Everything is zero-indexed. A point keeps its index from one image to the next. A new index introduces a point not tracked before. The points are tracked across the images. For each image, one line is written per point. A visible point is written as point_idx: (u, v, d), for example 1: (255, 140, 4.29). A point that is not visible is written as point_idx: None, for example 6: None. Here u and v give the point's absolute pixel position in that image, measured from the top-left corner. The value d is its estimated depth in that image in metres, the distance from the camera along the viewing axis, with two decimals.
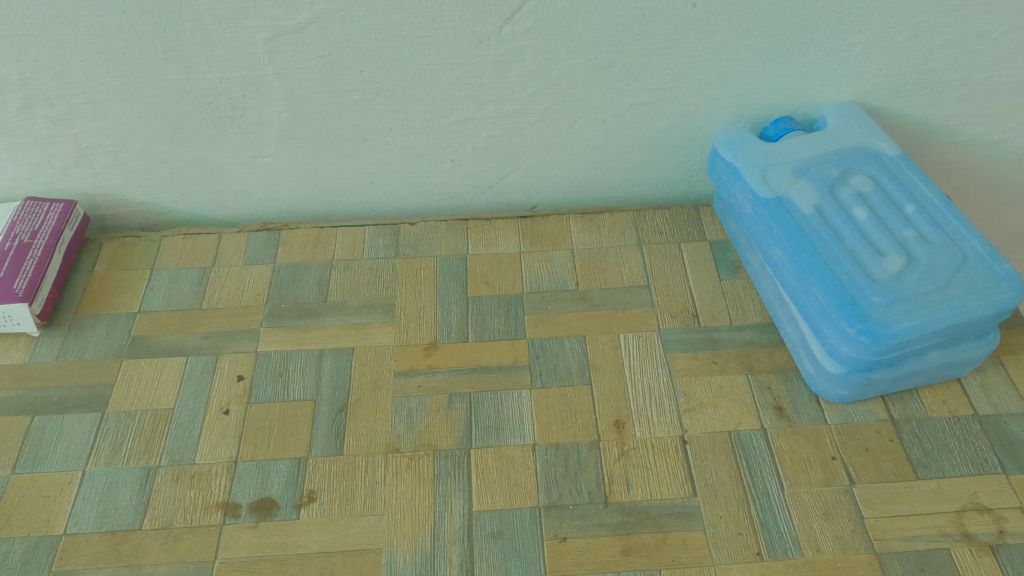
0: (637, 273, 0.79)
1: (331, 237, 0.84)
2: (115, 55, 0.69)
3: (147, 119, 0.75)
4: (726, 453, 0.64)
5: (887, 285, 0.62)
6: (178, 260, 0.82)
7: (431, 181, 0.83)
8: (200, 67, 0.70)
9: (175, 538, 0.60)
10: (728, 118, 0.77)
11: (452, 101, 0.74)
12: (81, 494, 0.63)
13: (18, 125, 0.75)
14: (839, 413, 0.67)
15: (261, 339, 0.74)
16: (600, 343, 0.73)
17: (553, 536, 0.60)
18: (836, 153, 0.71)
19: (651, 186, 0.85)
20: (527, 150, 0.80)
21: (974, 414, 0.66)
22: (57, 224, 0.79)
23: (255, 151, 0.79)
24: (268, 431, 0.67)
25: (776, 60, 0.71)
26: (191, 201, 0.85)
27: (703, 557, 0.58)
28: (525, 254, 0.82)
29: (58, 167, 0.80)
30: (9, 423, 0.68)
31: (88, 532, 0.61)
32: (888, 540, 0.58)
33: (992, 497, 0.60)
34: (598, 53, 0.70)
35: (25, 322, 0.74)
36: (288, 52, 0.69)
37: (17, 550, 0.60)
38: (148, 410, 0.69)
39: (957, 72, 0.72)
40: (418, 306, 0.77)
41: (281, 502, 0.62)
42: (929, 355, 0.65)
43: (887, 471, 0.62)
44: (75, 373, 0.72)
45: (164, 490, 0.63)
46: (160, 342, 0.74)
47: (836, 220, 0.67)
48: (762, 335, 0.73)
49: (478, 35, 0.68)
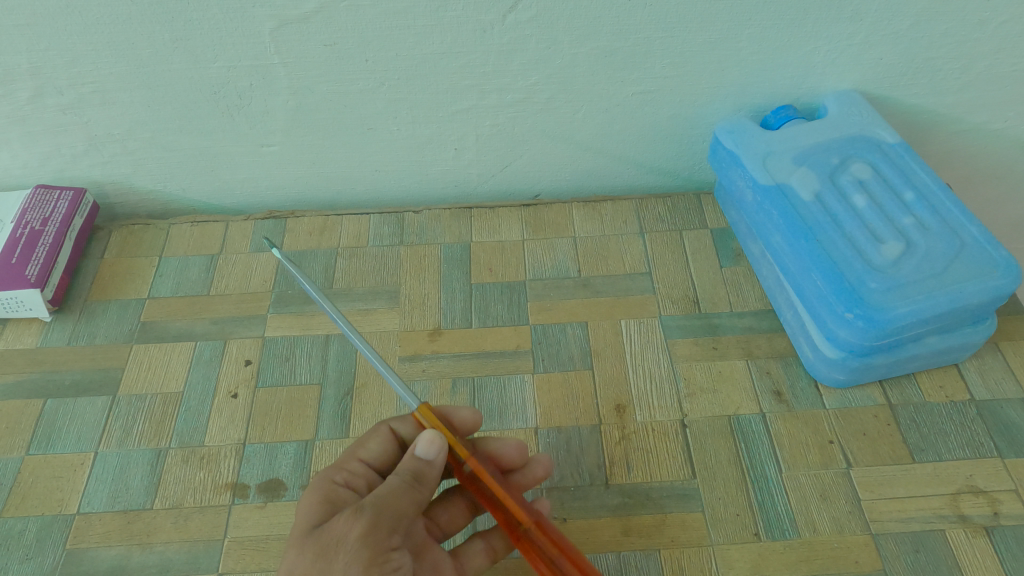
0: (638, 260, 0.80)
1: (337, 225, 0.85)
2: (123, 45, 0.70)
3: (155, 107, 0.76)
4: (726, 437, 0.65)
5: (886, 271, 0.63)
6: (186, 247, 0.84)
7: (436, 170, 0.84)
8: (207, 56, 0.71)
9: (186, 517, 0.62)
10: (729, 107, 0.77)
11: (456, 89, 0.74)
12: (94, 474, 0.65)
13: (29, 114, 0.76)
14: (838, 398, 0.68)
15: (269, 325, 0.76)
16: (601, 329, 0.74)
17: (555, 518, 0.61)
18: (837, 142, 0.72)
19: (652, 175, 0.86)
20: (530, 139, 0.80)
21: (971, 399, 0.67)
22: (67, 212, 0.81)
23: (262, 140, 0.80)
24: (276, 414, 0.68)
25: (777, 49, 0.71)
26: (198, 188, 0.86)
27: (703, 537, 0.59)
28: (528, 241, 0.82)
29: (69, 156, 0.81)
30: (22, 406, 0.69)
31: (100, 511, 0.62)
32: (885, 522, 0.59)
33: (988, 480, 0.61)
34: (601, 42, 0.70)
35: (37, 308, 0.75)
36: (294, 42, 0.70)
37: (32, 528, 0.61)
38: (158, 393, 0.70)
39: (958, 60, 0.72)
40: (422, 292, 0.78)
41: (288, 483, 0.63)
42: (927, 340, 0.65)
43: (884, 454, 0.63)
44: (86, 357, 0.73)
45: (175, 470, 0.65)
46: (169, 327, 0.76)
47: (835, 207, 0.67)
48: (762, 322, 0.74)
49: (482, 24, 0.68)
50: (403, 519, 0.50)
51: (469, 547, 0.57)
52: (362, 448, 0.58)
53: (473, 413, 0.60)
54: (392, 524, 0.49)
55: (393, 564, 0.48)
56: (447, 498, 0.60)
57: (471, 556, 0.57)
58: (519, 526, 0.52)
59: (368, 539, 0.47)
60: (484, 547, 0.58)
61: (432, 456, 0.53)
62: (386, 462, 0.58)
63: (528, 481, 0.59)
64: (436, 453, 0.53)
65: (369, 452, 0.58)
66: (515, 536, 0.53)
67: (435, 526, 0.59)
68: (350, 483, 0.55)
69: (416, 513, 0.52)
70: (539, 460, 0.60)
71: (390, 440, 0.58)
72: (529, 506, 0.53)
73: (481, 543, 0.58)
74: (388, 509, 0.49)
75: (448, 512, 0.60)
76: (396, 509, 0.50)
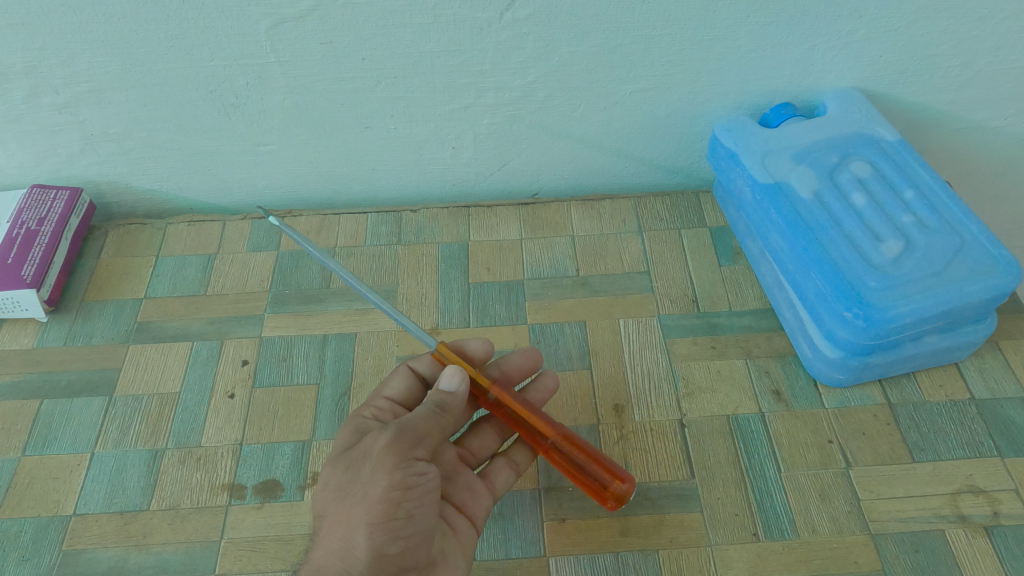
0: (637, 259, 0.80)
1: (334, 224, 0.85)
2: (118, 44, 0.69)
3: (151, 105, 0.75)
4: (724, 436, 0.65)
5: (885, 269, 0.62)
6: (183, 247, 0.83)
7: (433, 169, 0.84)
8: (203, 54, 0.70)
9: (182, 519, 0.61)
10: (728, 105, 0.77)
11: (454, 88, 0.74)
12: (90, 475, 0.64)
13: (24, 113, 0.76)
14: (837, 397, 0.67)
15: (266, 325, 0.75)
16: (600, 328, 0.74)
17: (553, 518, 0.61)
18: (836, 140, 0.71)
19: (651, 173, 0.86)
20: (528, 137, 0.80)
21: (970, 398, 0.66)
22: (63, 212, 0.80)
23: (259, 139, 0.79)
24: (273, 415, 0.68)
25: (776, 46, 0.71)
26: (196, 188, 0.86)
27: (701, 537, 0.59)
28: (526, 240, 0.82)
29: (65, 155, 0.81)
30: (18, 406, 0.69)
31: (97, 513, 0.62)
32: (884, 522, 0.59)
33: (987, 480, 0.61)
34: (599, 39, 0.70)
35: (33, 308, 0.75)
36: (291, 40, 0.69)
37: (28, 530, 0.61)
38: (155, 394, 0.70)
39: (958, 57, 0.72)
40: (420, 292, 0.78)
41: (285, 483, 0.63)
42: (926, 339, 0.65)
43: (883, 453, 0.63)
44: (82, 358, 0.73)
45: (171, 471, 0.64)
46: (165, 327, 0.75)
47: (835, 205, 0.67)
48: (761, 321, 0.74)
49: (479, 22, 0.68)
50: (427, 439, 0.57)
51: (495, 465, 0.62)
52: (387, 386, 0.65)
53: (483, 342, 0.67)
54: (416, 440, 0.56)
55: (416, 470, 0.54)
56: (476, 428, 0.66)
57: (498, 472, 0.62)
58: (544, 437, 0.59)
59: (391, 448, 0.54)
60: (508, 463, 0.63)
61: (455, 387, 0.60)
62: (409, 396, 0.65)
63: (542, 393, 0.65)
64: (458, 385, 0.60)
65: (393, 388, 0.65)
66: (544, 449, 0.59)
67: (469, 453, 0.65)
68: (381, 415, 0.62)
69: (440, 437, 0.58)
70: (548, 374, 0.66)
71: (411, 377, 0.65)
72: (553, 420, 0.59)
73: (504, 459, 0.63)
74: (410, 428, 0.56)
75: (478, 439, 0.65)
76: (418, 430, 0.56)
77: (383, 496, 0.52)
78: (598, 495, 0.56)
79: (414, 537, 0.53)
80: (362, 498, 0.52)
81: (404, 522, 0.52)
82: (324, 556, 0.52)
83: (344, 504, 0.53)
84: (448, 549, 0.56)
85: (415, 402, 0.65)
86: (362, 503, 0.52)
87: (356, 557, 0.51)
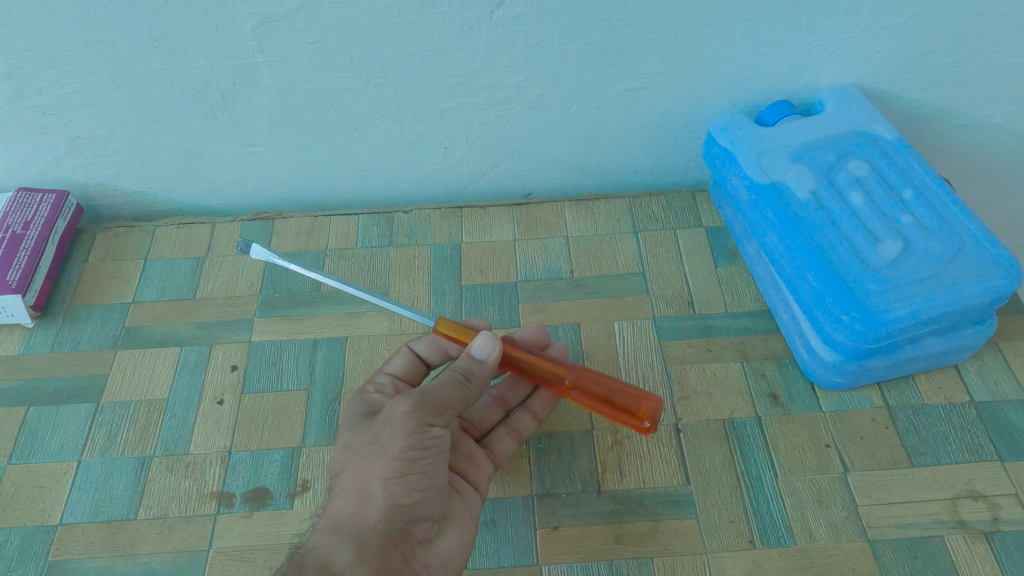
0: (632, 260, 0.78)
1: (325, 226, 0.84)
2: (101, 43, 0.68)
3: (138, 108, 0.74)
4: (721, 440, 0.64)
5: (884, 272, 0.61)
6: (172, 250, 0.82)
7: (426, 169, 0.83)
8: (188, 54, 0.69)
9: (170, 528, 0.60)
10: (723, 103, 0.76)
11: (445, 86, 0.73)
12: (77, 484, 0.63)
13: (8, 116, 0.74)
14: (834, 401, 0.66)
15: (256, 329, 0.74)
16: (594, 330, 0.73)
17: (546, 525, 0.60)
18: (833, 139, 0.70)
19: (646, 173, 0.84)
20: (522, 138, 0.79)
21: (970, 400, 0.65)
22: (49, 215, 0.79)
23: (248, 139, 0.78)
24: (262, 421, 0.67)
25: (772, 43, 0.69)
26: (184, 190, 0.85)
27: (697, 544, 0.58)
28: (520, 241, 0.81)
29: (51, 158, 0.80)
30: (4, 414, 0.68)
31: (83, 522, 0.61)
32: (882, 527, 0.58)
33: (987, 484, 0.60)
34: (592, 37, 0.68)
35: (19, 313, 0.74)
36: (277, 39, 0.68)
37: (13, 540, 0.60)
38: (142, 401, 0.69)
39: (958, 53, 0.70)
40: (411, 294, 0.77)
41: (275, 491, 0.62)
42: (926, 342, 0.64)
43: (881, 458, 0.62)
44: (69, 364, 0.72)
45: (159, 479, 0.63)
46: (154, 332, 0.74)
47: (832, 206, 0.66)
48: (757, 323, 0.72)
49: (470, 21, 0.66)
50: (449, 407, 0.56)
51: (497, 435, 0.65)
52: (388, 363, 0.66)
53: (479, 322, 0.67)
54: (438, 407, 0.56)
55: (434, 434, 0.55)
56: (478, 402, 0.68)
57: (499, 441, 0.64)
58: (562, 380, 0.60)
59: (411, 413, 0.54)
60: (509, 431, 0.65)
61: (486, 356, 0.58)
62: (409, 373, 0.66)
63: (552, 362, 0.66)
64: (489, 353, 0.58)
65: (393, 365, 0.66)
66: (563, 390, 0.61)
67: (470, 425, 0.67)
68: (382, 391, 0.64)
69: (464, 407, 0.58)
70: (552, 345, 0.67)
71: (411, 355, 0.67)
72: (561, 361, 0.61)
73: (505, 429, 0.65)
74: (437, 395, 0.56)
75: (478, 411, 0.67)
76: (445, 398, 0.56)
77: (399, 455, 0.53)
78: (628, 421, 0.59)
79: (428, 491, 0.54)
80: (379, 453, 0.54)
81: (419, 477, 0.54)
82: (340, 506, 0.54)
83: (362, 460, 0.55)
84: (457, 506, 0.58)
85: (415, 379, 0.67)
86: (379, 458, 0.53)
87: (372, 507, 0.53)
